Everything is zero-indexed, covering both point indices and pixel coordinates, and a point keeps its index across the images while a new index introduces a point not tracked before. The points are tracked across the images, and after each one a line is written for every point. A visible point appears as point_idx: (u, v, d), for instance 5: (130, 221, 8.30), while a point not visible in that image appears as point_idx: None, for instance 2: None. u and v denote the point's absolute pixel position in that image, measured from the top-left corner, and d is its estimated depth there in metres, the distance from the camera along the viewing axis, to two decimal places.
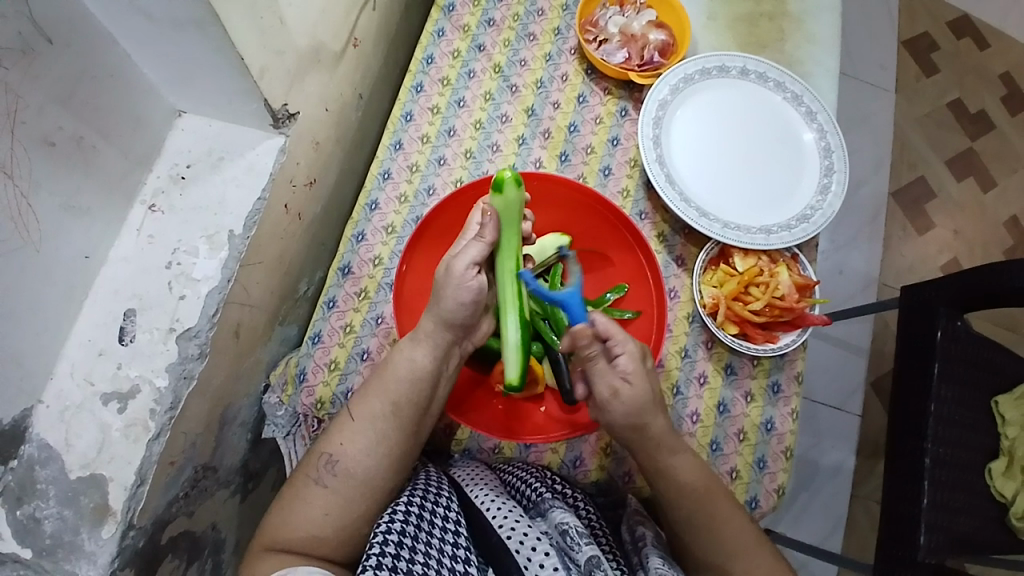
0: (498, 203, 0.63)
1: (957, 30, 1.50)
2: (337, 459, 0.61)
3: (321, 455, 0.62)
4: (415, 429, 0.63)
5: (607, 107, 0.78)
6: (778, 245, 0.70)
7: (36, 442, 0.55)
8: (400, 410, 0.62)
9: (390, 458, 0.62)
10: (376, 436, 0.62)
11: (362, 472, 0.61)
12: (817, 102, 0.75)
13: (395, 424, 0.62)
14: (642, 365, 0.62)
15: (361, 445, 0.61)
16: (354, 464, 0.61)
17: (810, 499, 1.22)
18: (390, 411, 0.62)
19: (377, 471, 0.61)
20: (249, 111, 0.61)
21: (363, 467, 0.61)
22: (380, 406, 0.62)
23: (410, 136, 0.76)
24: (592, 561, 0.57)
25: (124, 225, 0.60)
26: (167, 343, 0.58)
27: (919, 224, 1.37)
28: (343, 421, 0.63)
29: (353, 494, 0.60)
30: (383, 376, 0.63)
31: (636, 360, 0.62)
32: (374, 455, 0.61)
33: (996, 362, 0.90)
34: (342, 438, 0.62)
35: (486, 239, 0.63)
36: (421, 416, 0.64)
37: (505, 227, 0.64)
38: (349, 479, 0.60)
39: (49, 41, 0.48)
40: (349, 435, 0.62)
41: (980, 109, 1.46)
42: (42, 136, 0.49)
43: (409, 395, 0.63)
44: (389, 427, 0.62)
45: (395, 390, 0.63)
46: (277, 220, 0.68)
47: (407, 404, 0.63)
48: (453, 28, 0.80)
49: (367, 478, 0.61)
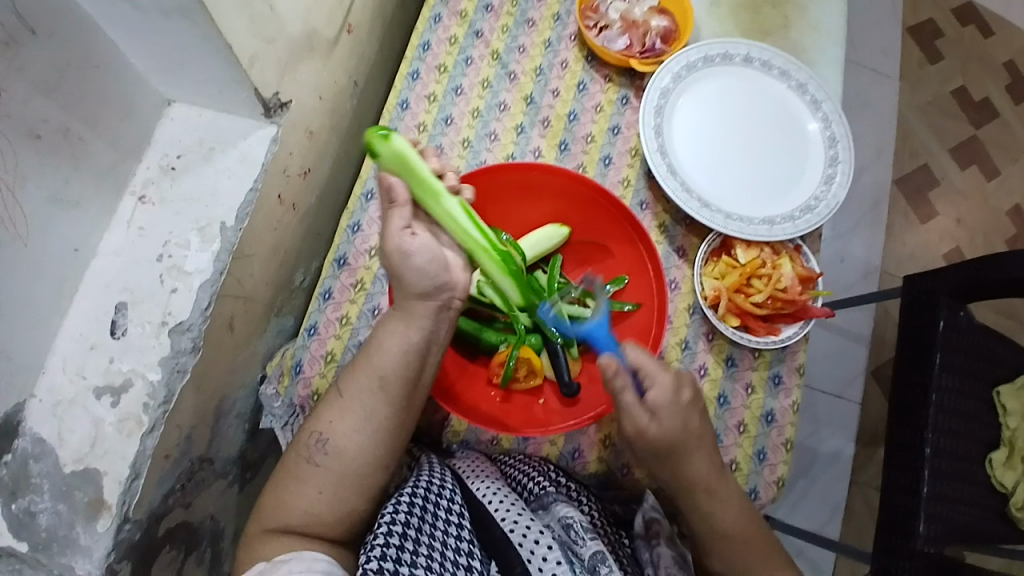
0: (388, 161, 0.57)
1: (963, 15, 1.48)
2: (327, 437, 0.60)
3: (312, 433, 0.61)
4: (406, 404, 0.61)
5: (607, 94, 0.76)
6: (781, 236, 0.69)
7: (31, 436, 0.54)
8: (388, 385, 0.60)
9: (381, 434, 0.61)
10: (364, 412, 0.60)
11: (353, 449, 0.60)
12: (822, 90, 0.73)
13: (384, 400, 0.60)
14: (675, 402, 0.61)
15: (350, 423, 0.60)
16: (344, 442, 0.60)
17: (809, 485, 1.22)
18: (377, 387, 0.60)
19: (368, 447, 0.60)
20: (240, 100, 0.59)
21: (354, 444, 0.60)
22: (367, 382, 0.61)
23: (406, 124, 0.75)
24: (596, 556, 0.58)
25: (114, 216, 0.59)
26: (159, 337, 0.58)
27: (922, 212, 1.35)
28: (333, 398, 0.62)
29: (344, 471, 0.59)
30: (369, 351, 0.62)
31: (668, 397, 0.60)
32: (364, 431, 0.60)
33: (998, 353, 0.89)
34: (332, 416, 0.61)
35: (399, 202, 0.58)
36: (411, 391, 0.62)
37: (408, 179, 0.58)
38: (340, 456, 0.59)
39: (33, 32, 0.46)
40: (338, 412, 0.61)
41: (985, 96, 1.44)
42: (27, 128, 0.47)
43: (396, 370, 0.60)
44: (377, 403, 0.60)
45: (381, 365, 0.60)
46: (271, 211, 0.67)
47: (395, 379, 0.60)
48: (450, 13, 0.78)
49: (358, 455, 0.60)
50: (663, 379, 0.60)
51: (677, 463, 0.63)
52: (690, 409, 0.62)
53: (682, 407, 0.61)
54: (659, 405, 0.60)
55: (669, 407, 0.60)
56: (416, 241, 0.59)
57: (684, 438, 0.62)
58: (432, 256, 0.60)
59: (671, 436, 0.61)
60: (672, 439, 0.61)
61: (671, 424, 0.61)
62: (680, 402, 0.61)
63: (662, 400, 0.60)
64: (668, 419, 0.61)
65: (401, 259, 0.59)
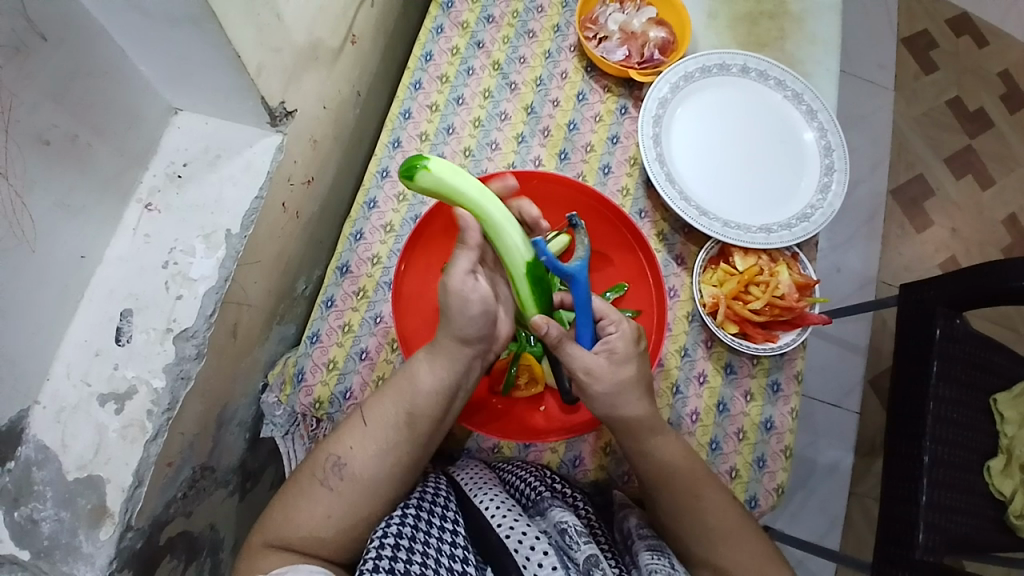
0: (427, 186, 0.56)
1: (956, 29, 1.50)
2: (345, 461, 0.60)
3: (328, 456, 0.61)
4: (427, 442, 0.63)
5: (606, 104, 0.78)
6: (778, 244, 0.70)
7: (33, 443, 0.54)
8: (415, 421, 0.62)
9: (398, 467, 0.61)
10: (386, 445, 0.61)
11: (368, 478, 0.60)
12: (818, 100, 0.75)
13: (407, 436, 0.62)
14: (632, 350, 0.63)
15: (371, 452, 0.60)
16: (363, 468, 0.60)
17: (807, 497, 1.22)
18: (405, 421, 0.62)
19: (383, 478, 0.60)
20: (246, 109, 0.60)
21: (370, 473, 0.60)
22: (395, 414, 0.62)
23: (408, 133, 0.76)
24: (590, 560, 0.57)
25: (120, 224, 0.60)
26: (164, 343, 0.58)
27: (918, 222, 1.37)
28: (354, 424, 0.62)
29: (358, 498, 0.59)
30: (399, 385, 0.63)
31: (628, 342, 0.62)
32: (383, 463, 0.61)
33: (995, 361, 0.90)
34: (353, 442, 0.61)
35: (470, 244, 0.61)
36: (434, 430, 0.63)
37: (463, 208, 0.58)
38: (355, 483, 0.60)
39: (43, 39, 0.47)
40: (360, 439, 0.61)
41: (978, 107, 1.46)
42: (36, 134, 0.48)
43: (425, 407, 0.62)
44: (402, 437, 0.61)
45: (412, 401, 0.62)
46: (275, 219, 0.68)
47: (421, 417, 0.62)
48: (451, 24, 0.79)
49: (373, 484, 0.60)
50: (625, 324, 0.63)
51: (648, 450, 0.63)
52: (645, 358, 0.64)
53: (639, 355, 0.63)
54: (618, 350, 0.62)
55: (628, 351, 0.62)
56: (478, 285, 0.61)
57: (653, 416, 0.63)
58: (480, 300, 0.61)
59: (642, 413, 0.63)
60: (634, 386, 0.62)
61: (642, 406, 0.63)
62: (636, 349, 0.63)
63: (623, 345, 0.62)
64: (624, 368, 0.62)
65: (455, 299, 0.60)
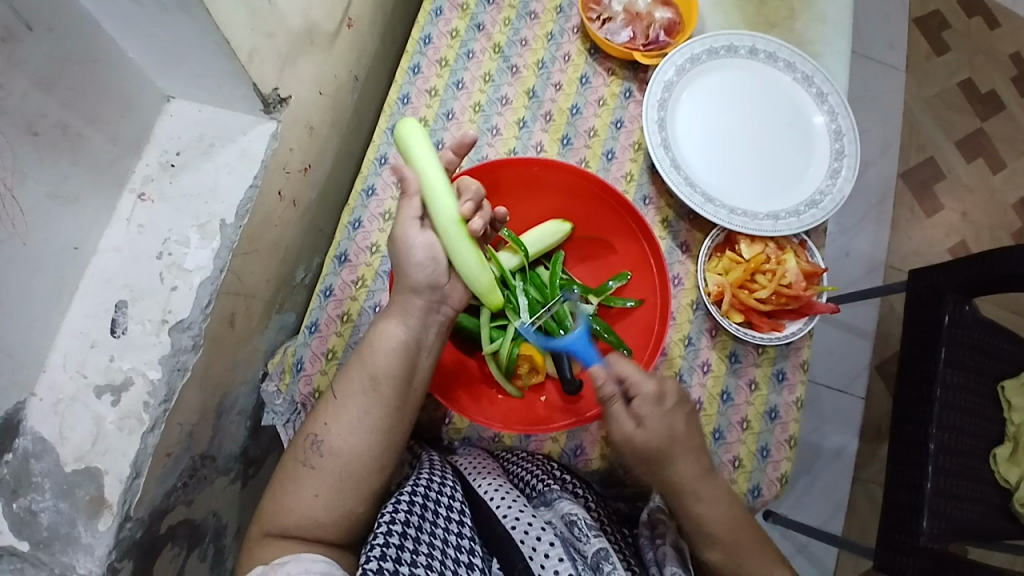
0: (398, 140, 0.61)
1: (969, 9, 1.46)
2: (321, 437, 0.60)
3: (308, 436, 0.61)
4: (398, 407, 0.61)
5: (610, 88, 0.76)
6: (786, 231, 0.68)
7: (31, 436, 0.53)
8: (379, 385, 0.61)
9: (372, 435, 0.60)
10: (355, 414, 0.60)
11: (346, 450, 0.59)
12: (829, 83, 0.72)
13: (375, 402, 0.61)
14: (658, 408, 0.62)
15: (343, 423, 0.60)
16: (337, 442, 0.60)
17: (811, 483, 1.21)
18: (368, 386, 0.61)
19: (360, 449, 0.60)
20: (240, 96, 0.59)
21: (346, 444, 0.60)
22: (359, 382, 0.61)
23: (407, 119, 0.74)
24: (599, 554, 0.58)
25: (113, 213, 0.58)
26: (159, 334, 0.57)
27: (928, 206, 1.34)
28: (328, 400, 0.62)
29: (338, 470, 0.59)
30: (362, 353, 0.62)
31: (650, 404, 0.61)
32: (355, 432, 0.60)
33: (1006, 349, 0.88)
34: (326, 417, 0.61)
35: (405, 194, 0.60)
36: (404, 394, 0.62)
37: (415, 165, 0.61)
38: (334, 457, 0.59)
39: (29, 27, 0.45)
40: (332, 413, 0.61)
41: (991, 90, 1.42)
42: (25, 125, 0.47)
43: (386, 370, 0.61)
44: (369, 403, 0.60)
45: (372, 365, 0.61)
46: (271, 207, 0.66)
47: (386, 379, 0.61)
48: (451, 6, 0.77)
49: (352, 456, 0.59)
50: (646, 385, 0.62)
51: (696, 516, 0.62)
52: (675, 414, 0.63)
53: (667, 414, 0.62)
54: (644, 414, 0.61)
55: (655, 413, 0.61)
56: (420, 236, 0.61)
57: (699, 477, 0.62)
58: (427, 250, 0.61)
59: (687, 472, 0.63)
60: (670, 447, 0.62)
61: (686, 465, 0.63)
62: (663, 407, 0.62)
63: (649, 409, 0.61)
64: (654, 429, 0.62)
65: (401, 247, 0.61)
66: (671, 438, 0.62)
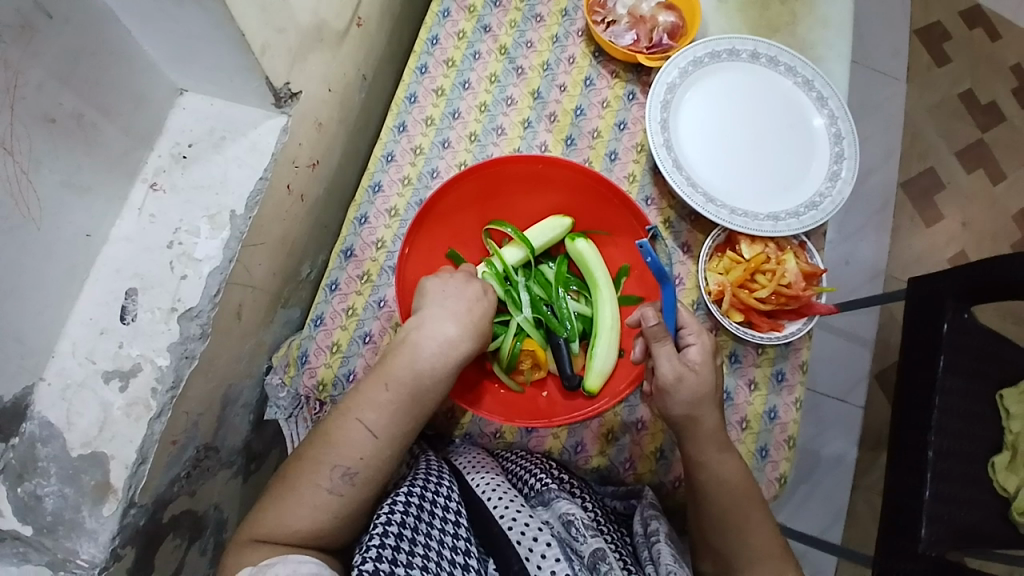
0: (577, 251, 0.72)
1: (969, 21, 1.48)
2: (356, 469, 0.58)
3: (332, 463, 0.58)
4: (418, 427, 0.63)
5: (614, 90, 0.77)
6: (785, 232, 0.69)
7: (38, 420, 0.54)
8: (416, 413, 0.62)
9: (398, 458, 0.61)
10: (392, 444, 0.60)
11: (380, 477, 0.60)
12: (828, 87, 0.74)
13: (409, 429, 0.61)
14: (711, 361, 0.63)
15: (380, 455, 0.59)
16: (374, 473, 0.59)
17: (811, 490, 1.22)
18: (407, 416, 0.61)
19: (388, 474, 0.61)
20: (251, 90, 0.60)
21: (380, 472, 0.59)
22: (400, 414, 0.61)
23: (414, 118, 0.75)
24: (596, 554, 0.58)
25: (125, 203, 0.60)
26: (168, 322, 0.58)
27: (927, 215, 1.35)
28: (354, 425, 0.59)
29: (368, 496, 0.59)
30: (400, 381, 0.61)
31: (706, 352, 0.63)
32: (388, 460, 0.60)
33: (1004, 355, 0.89)
34: (359, 448, 0.59)
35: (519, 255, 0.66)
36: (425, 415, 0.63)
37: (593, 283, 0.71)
38: (366, 485, 0.59)
39: (49, 16, 0.47)
40: (368, 445, 0.59)
41: (990, 101, 1.44)
42: (42, 112, 0.48)
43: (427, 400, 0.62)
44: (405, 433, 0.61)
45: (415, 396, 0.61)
46: (279, 201, 0.67)
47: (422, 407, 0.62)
48: (458, 9, 0.79)
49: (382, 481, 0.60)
50: (703, 338, 0.63)
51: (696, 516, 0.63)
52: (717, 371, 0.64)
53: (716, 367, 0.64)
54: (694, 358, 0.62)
55: (710, 366, 0.63)
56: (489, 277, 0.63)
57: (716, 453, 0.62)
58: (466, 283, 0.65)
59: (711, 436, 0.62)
60: (706, 401, 0.62)
61: (714, 423, 0.62)
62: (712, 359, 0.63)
63: (702, 356, 0.62)
64: (704, 376, 0.62)
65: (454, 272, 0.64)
66: (710, 392, 0.62)
